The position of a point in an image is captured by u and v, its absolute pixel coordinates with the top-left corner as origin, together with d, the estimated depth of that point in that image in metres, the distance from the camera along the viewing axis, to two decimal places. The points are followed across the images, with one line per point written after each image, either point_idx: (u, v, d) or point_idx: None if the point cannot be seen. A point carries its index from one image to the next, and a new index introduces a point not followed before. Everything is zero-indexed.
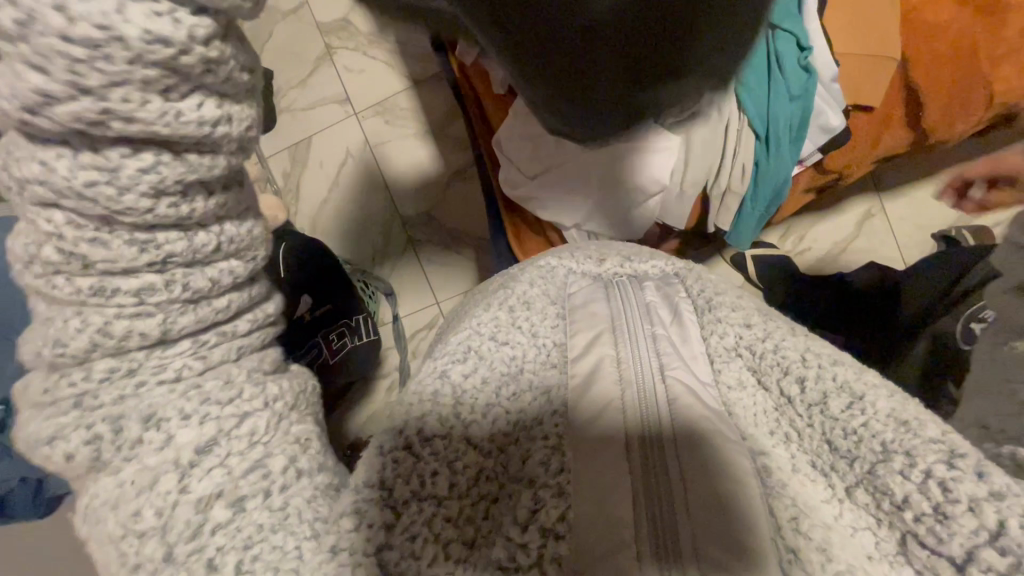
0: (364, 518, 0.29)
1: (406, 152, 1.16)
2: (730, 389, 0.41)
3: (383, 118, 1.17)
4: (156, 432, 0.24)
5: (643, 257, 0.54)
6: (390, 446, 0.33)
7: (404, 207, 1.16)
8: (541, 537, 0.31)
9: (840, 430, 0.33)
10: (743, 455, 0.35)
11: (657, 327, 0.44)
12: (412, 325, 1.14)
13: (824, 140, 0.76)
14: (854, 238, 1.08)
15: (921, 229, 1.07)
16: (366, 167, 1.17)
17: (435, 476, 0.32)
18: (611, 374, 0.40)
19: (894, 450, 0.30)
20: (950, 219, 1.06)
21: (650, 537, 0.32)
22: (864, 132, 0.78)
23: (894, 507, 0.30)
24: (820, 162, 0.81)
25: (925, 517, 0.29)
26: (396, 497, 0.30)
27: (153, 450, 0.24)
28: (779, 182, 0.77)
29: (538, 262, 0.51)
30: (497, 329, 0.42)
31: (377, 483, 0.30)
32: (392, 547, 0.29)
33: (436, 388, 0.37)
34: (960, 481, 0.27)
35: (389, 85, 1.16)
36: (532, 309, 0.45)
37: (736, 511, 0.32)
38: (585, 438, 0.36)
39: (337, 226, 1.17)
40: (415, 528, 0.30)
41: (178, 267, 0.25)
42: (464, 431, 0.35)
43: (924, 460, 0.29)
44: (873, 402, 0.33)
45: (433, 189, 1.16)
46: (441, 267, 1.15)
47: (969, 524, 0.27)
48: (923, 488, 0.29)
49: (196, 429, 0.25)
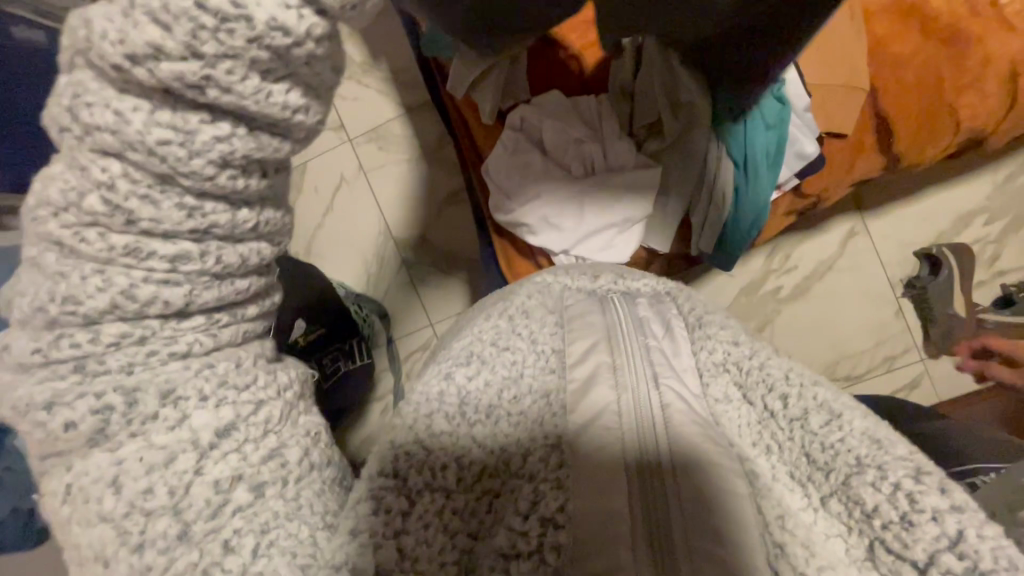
0: (381, 503, 0.31)
1: (397, 176, 1.18)
2: (718, 402, 0.41)
3: (376, 143, 1.19)
4: (171, 408, 0.25)
5: (634, 275, 0.56)
6: (402, 442, 0.34)
7: (397, 230, 1.18)
8: (541, 526, 0.32)
9: (819, 444, 0.35)
10: (729, 456, 0.36)
11: (650, 339, 0.44)
12: (405, 347, 1.16)
13: (798, 167, 0.80)
14: (837, 257, 1.12)
15: (901, 248, 1.10)
16: (361, 195, 1.19)
17: (444, 469, 0.33)
18: (607, 381, 0.40)
19: (868, 464, 0.32)
20: (930, 235, 1.10)
21: (641, 528, 0.33)
22: (839, 158, 0.82)
23: (863, 516, 0.32)
24: (797, 188, 0.85)
25: (892, 525, 0.31)
26: (410, 487, 0.32)
27: (167, 428, 0.25)
28: (761, 206, 0.80)
29: (534, 279, 0.52)
30: (497, 335, 0.42)
31: (390, 473, 0.32)
32: (409, 531, 0.30)
33: (441, 388, 0.38)
34: (925, 494, 0.30)
35: (379, 112, 1.19)
36: (531, 317, 0.45)
37: (726, 514, 0.33)
38: (580, 446, 0.36)
39: (326, 251, 1.18)
40: (428, 516, 0.31)
41: (213, 241, 0.26)
42: (469, 431, 0.36)
43: (894, 474, 0.31)
44: (848, 420, 0.34)
45: (426, 213, 1.18)
46: (433, 290, 1.16)
47: (932, 531, 0.29)
48: (891, 499, 0.31)
49: (212, 413, 0.26)
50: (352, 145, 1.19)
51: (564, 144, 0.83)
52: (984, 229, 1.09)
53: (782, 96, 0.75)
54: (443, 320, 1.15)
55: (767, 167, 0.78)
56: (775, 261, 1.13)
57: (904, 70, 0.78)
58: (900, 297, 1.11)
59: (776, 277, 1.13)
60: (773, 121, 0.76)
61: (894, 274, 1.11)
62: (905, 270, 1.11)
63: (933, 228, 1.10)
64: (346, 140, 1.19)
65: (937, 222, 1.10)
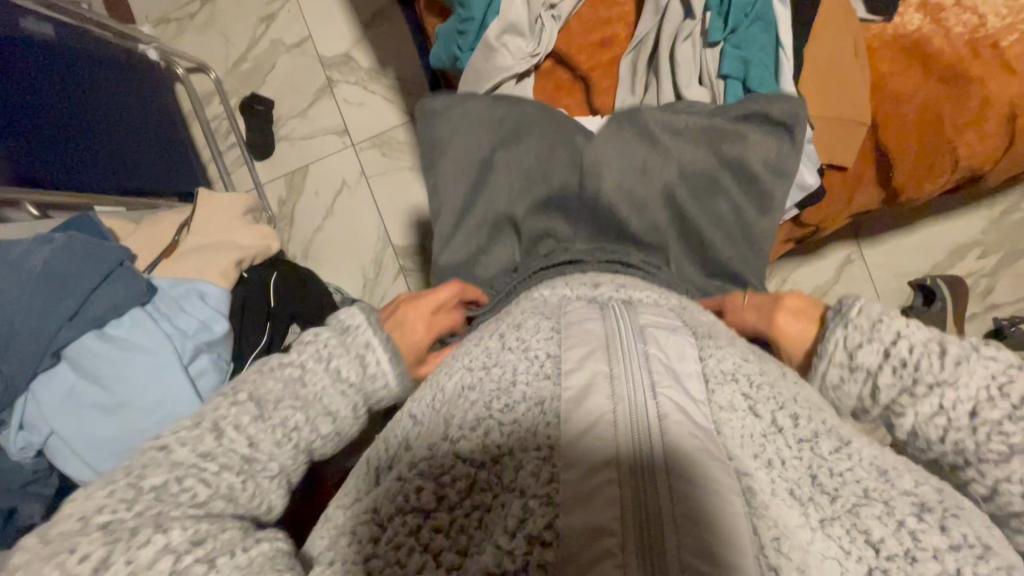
0: (359, 536, 0.35)
1: (399, 186, 1.18)
2: (721, 409, 0.39)
3: (379, 150, 1.19)
4: (160, 535, 0.34)
5: (635, 287, 0.55)
6: (388, 471, 0.38)
7: (396, 239, 1.17)
8: (526, 545, 0.32)
9: (827, 469, 0.37)
10: (727, 474, 0.35)
11: (651, 346, 0.42)
12: None
13: (799, 197, 0.81)
14: (834, 283, 1.12)
15: (896, 278, 1.11)
16: (361, 200, 1.19)
17: (419, 492, 0.35)
18: (604, 390, 0.39)
19: (875, 497, 0.35)
20: (925, 265, 1.11)
21: (634, 544, 0.32)
22: (838, 187, 0.84)
23: (868, 545, 0.34)
24: (798, 216, 0.86)
25: (897, 558, 0.33)
26: (383, 514, 0.36)
27: (152, 550, 0.33)
28: None
29: (531, 296, 0.52)
30: (487, 358, 0.43)
31: (371, 511, 0.36)
32: (379, 557, 0.34)
33: (428, 426, 0.40)
34: (927, 533, 0.33)
35: (384, 119, 1.19)
36: (523, 328, 0.44)
37: (722, 536, 0.32)
38: (577, 457, 0.35)
39: (323, 259, 1.18)
40: (398, 539, 0.34)
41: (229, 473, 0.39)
42: (451, 448, 0.38)
43: (900, 512, 0.34)
44: (857, 448, 0.37)
45: (426, 224, 1.17)
46: None
47: (934, 568, 0.32)
48: (896, 535, 0.34)
49: (187, 531, 0.34)
50: (356, 151, 1.19)
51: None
52: (979, 262, 1.10)
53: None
54: None
55: None
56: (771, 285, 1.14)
57: (905, 108, 0.80)
58: None
59: None
60: None
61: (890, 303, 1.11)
62: (900, 299, 1.11)
63: (927, 261, 1.11)
64: (350, 146, 1.19)
65: (933, 255, 1.11)
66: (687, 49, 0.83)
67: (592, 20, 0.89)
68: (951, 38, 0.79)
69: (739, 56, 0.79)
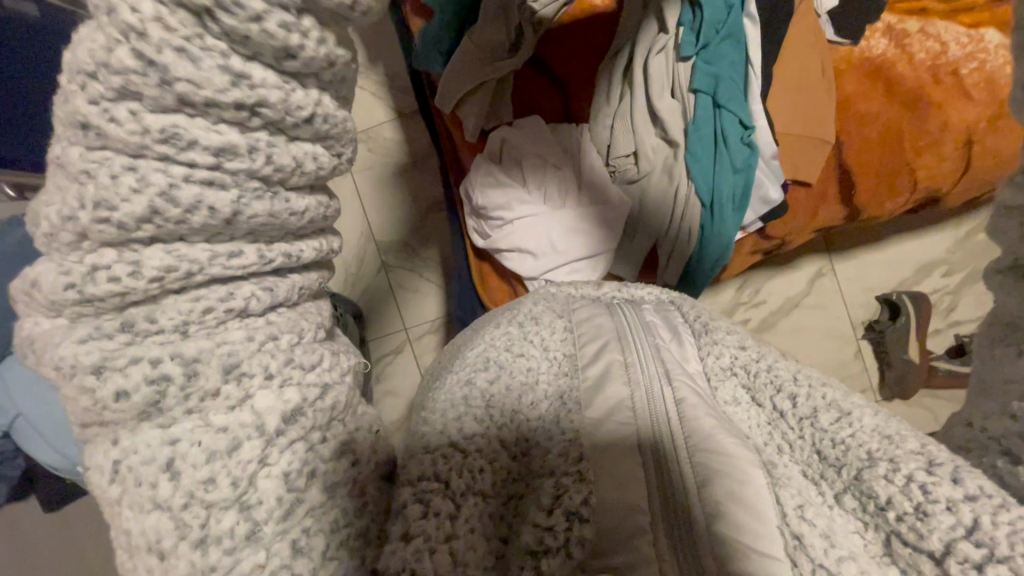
0: (429, 505, 0.29)
1: (385, 181, 1.18)
2: (729, 405, 0.42)
3: (366, 145, 1.18)
4: (233, 385, 0.24)
5: (638, 285, 0.56)
6: (436, 444, 0.32)
7: (380, 235, 1.17)
8: (565, 520, 0.32)
9: (829, 441, 0.35)
10: (744, 448, 0.36)
11: (658, 340, 0.45)
12: (377, 351, 1.15)
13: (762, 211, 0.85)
14: (805, 295, 1.16)
15: (865, 291, 1.16)
16: (347, 193, 1.17)
17: (483, 471, 0.32)
18: (621, 378, 0.41)
19: (878, 458, 0.32)
20: (893, 282, 1.16)
21: (661, 527, 0.34)
22: (802, 206, 0.87)
23: (878, 509, 0.32)
24: (762, 230, 0.89)
25: (907, 516, 0.30)
26: (454, 488, 0.30)
27: (225, 408, 0.23)
28: (726, 245, 0.84)
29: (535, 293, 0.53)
30: (510, 342, 0.41)
31: (434, 476, 0.30)
32: (459, 535, 0.29)
33: (465, 394, 0.36)
34: (938, 484, 0.29)
35: (373, 115, 1.18)
36: (540, 323, 0.44)
37: (750, 508, 0.34)
38: (596, 442, 0.37)
39: None
40: (473, 521, 0.30)
41: (263, 135, 0.23)
42: (497, 433, 0.35)
43: (907, 466, 0.31)
44: (858, 418, 0.35)
45: (411, 221, 1.18)
46: (410, 296, 1.16)
47: (947, 521, 0.29)
48: (904, 490, 0.31)
49: (276, 395, 0.25)
50: None
51: (535, 164, 0.86)
52: (944, 280, 1.16)
53: (750, 142, 0.81)
54: (417, 323, 1.15)
55: (735, 210, 0.83)
56: (745, 294, 1.17)
57: (870, 129, 0.84)
58: (860, 339, 1.16)
59: (744, 310, 1.16)
60: (740, 166, 0.81)
61: (858, 317, 1.16)
62: (869, 312, 1.16)
63: (896, 277, 1.16)
64: None
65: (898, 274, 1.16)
66: (660, 63, 0.84)
67: (568, 31, 0.90)
68: (914, 65, 0.84)
69: (710, 72, 0.82)
